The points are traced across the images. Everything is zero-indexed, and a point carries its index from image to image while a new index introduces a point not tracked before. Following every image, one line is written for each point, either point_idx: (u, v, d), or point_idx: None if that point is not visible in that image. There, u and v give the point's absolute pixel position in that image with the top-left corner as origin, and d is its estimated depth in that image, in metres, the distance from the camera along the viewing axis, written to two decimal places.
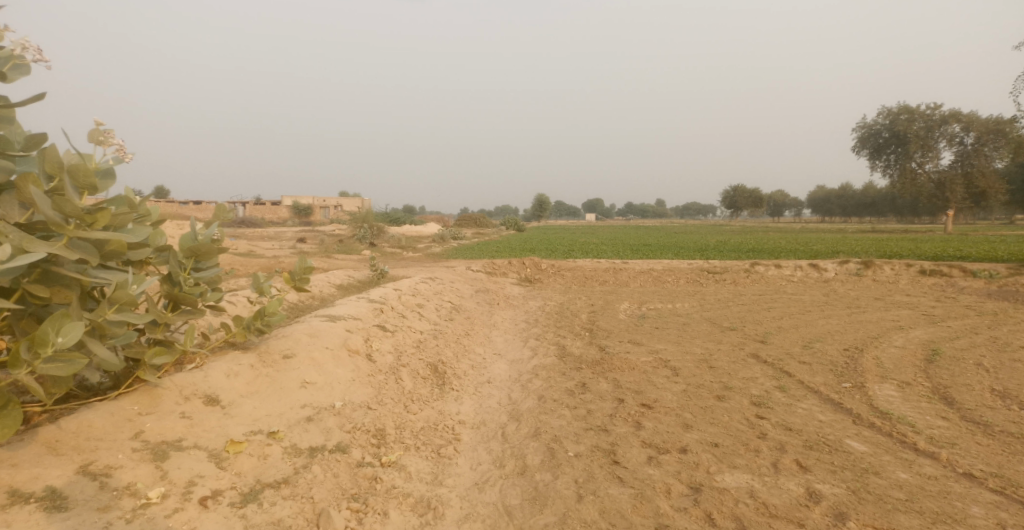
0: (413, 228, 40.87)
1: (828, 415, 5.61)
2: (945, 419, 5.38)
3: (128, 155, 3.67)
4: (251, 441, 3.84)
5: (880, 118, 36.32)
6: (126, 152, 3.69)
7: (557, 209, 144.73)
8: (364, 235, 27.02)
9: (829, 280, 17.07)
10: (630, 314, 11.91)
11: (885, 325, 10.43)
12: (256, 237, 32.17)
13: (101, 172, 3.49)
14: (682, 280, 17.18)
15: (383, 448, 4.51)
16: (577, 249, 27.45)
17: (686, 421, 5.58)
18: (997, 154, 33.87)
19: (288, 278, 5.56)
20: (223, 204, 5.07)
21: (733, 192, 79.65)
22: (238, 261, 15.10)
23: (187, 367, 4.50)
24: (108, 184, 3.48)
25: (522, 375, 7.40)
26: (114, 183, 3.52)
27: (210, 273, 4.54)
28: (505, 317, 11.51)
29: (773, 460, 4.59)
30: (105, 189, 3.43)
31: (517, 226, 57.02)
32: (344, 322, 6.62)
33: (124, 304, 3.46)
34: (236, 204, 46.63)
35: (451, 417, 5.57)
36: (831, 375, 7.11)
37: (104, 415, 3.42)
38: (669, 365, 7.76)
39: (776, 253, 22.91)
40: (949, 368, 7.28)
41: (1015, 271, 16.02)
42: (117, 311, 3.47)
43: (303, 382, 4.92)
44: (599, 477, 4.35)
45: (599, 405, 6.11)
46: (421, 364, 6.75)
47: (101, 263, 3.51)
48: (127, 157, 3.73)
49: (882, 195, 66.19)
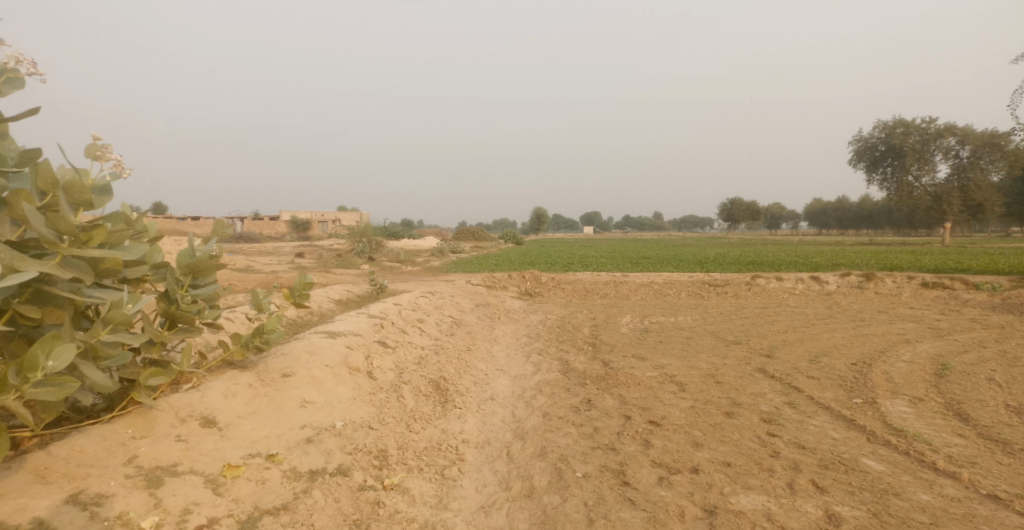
0: (411, 242, 40.81)
1: (841, 433, 5.47)
2: (962, 436, 5.25)
3: (126, 170, 3.57)
4: (249, 464, 3.69)
5: (876, 131, 36.51)
6: (124, 168, 3.58)
7: (556, 222, 144.96)
8: (362, 249, 26.93)
9: (831, 292, 16.97)
10: (633, 328, 11.78)
11: (891, 339, 10.31)
12: (254, 251, 32.06)
13: (98, 188, 3.38)
14: (683, 293, 17.07)
15: (386, 470, 4.36)
16: (576, 262, 27.39)
17: (696, 439, 5.43)
18: (993, 167, 34.01)
19: (287, 295, 5.44)
20: (222, 219, 4.96)
21: (730, 205, 79.90)
22: (236, 276, 14.96)
23: (184, 388, 4.36)
24: (105, 200, 3.37)
25: (526, 391, 7.25)
26: (111, 200, 3.41)
27: (208, 291, 4.42)
28: (507, 332, 11.36)
29: (788, 480, 4.45)
30: (102, 206, 3.32)
31: (515, 240, 57.02)
32: (344, 338, 6.49)
33: (118, 324, 3.34)
34: (233, 218, 46.55)
35: (454, 436, 5.42)
36: (841, 390, 6.98)
37: (95, 439, 3.27)
38: (675, 380, 7.62)
39: (776, 266, 22.83)
40: (961, 383, 7.15)
41: (1017, 283, 15.95)
42: (110, 332, 3.34)
43: (303, 401, 4.78)
44: (610, 500, 4.19)
45: (605, 423, 5.96)
46: (423, 381, 6.61)
47: (95, 282, 3.39)
48: (126, 173, 3.63)
49: (878, 208, 66.45)
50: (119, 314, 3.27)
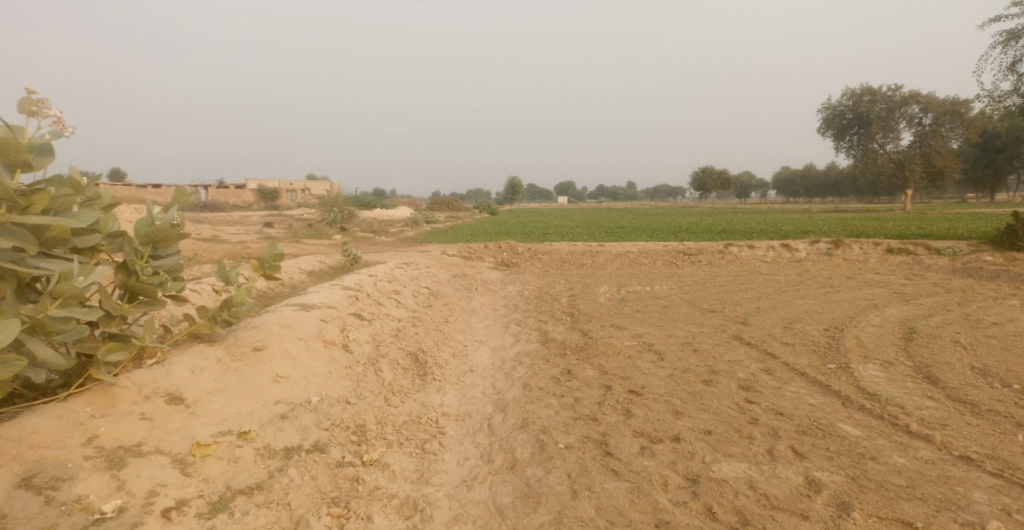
0: (383, 212, 40.09)
1: (817, 398, 5.55)
2: (932, 399, 5.37)
3: (67, 129, 3.25)
4: (220, 443, 3.51)
5: (844, 99, 36.82)
6: (64, 126, 3.26)
7: (531, 192, 144.26)
8: (333, 219, 26.35)
9: (801, 260, 17.26)
10: (610, 298, 11.79)
11: (860, 304, 10.52)
12: (221, 222, 31.07)
13: (38, 147, 3.06)
14: (658, 262, 17.17)
15: (364, 446, 4.23)
16: (552, 232, 27.30)
17: (676, 408, 5.45)
18: (954, 135, 34.80)
19: (256, 266, 5.17)
20: (183, 186, 4.64)
21: (701, 174, 80.43)
22: (202, 247, 14.44)
23: (148, 363, 4.11)
24: (46, 161, 3.05)
25: (505, 363, 7.19)
26: (53, 160, 3.09)
27: (170, 261, 4.14)
28: (484, 303, 11.25)
29: (768, 447, 4.49)
30: (42, 167, 3.01)
31: (489, 210, 56.57)
32: (318, 311, 6.27)
33: (69, 298, 3.07)
34: (197, 187, 44.96)
35: (434, 410, 5.31)
36: (815, 356, 7.09)
37: (50, 420, 3.05)
38: (654, 349, 7.64)
39: (747, 233, 23.10)
40: (928, 347, 7.34)
41: (976, 248, 16.45)
42: (61, 306, 3.08)
43: (276, 377, 4.59)
44: (593, 471, 4.17)
45: (586, 393, 5.94)
46: (401, 354, 6.46)
47: (42, 252, 3.11)
48: (67, 133, 3.31)
49: (844, 176, 67.75)
50: (70, 286, 3.01)
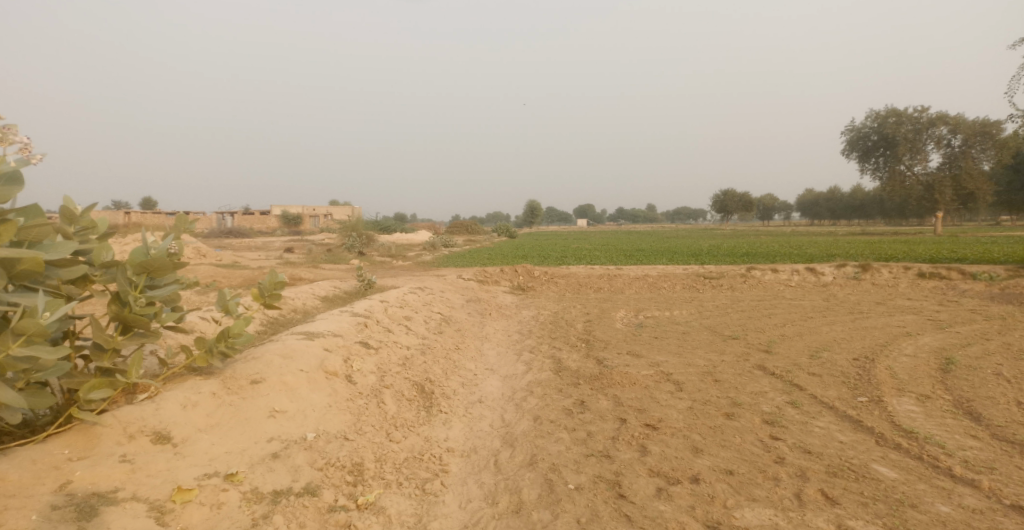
0: (403, 236, 40.33)
1: (849, 436, 5.17)
2: (975, 437, 4.96)
3: (35, 155, 3.19)
4: (203, 486, 3.33)
5: (868, 121, 36.25)
6: (31, 153, 3.21)
7: (550, 215, 144.82)
8: (352, 243, 26.56)
9: (828, 284, 16.69)
10: (628, 323, 11.45)
11: (892, 332, 10.01)
12: (244, 247, 31.45)
13: (7, 175, 2.99)
14: (678, 285, 16.76)
15: (360, 487, 4.01)
16: (571, 255, 27.07)
17: (695, 444, 5.11)
18: (984, 156, 33.85)
19: (256, 295, 5.05)
20: (183, 214, 4.55)
21: (722, 197, 79.56)
22: (220, 272, 14.52)
23: (140, 398, 4.00)
24: (14, 191, 2.97)
25: (516, 393, 6.92)
26: (21, 189, 3.01)
27: (165, 292, 4.03)
28: (497, 329, 11.00)
29: (795, 491, 4.14)
30: (10, 196, 2.93)
31: (508, 233, 56.51)
32: (323, 339, 6.12)
33: (33, 336, 2.97)
34: (223, 213, 45.99)
35: (438, 445, 5.07)
36: (845, 388, 6.67)
37: (22, 465, 2.94)
38: (672, 379, 7.30)
39: (771, 257, 22.56)
40: (968, 379, 6.86)
41: (1015, 273, 15.72)
42: (24, 345, 2.97)
43: (271, 411, 4.41)
44: (604, 516, 3.87)
45: (599, 427, 5.64)
46: (406, 384, 6.24)
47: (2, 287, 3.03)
48: (33, 160, 3.24)
49: (869, 198, 66.36)
50: (33, 323, 2.90)
